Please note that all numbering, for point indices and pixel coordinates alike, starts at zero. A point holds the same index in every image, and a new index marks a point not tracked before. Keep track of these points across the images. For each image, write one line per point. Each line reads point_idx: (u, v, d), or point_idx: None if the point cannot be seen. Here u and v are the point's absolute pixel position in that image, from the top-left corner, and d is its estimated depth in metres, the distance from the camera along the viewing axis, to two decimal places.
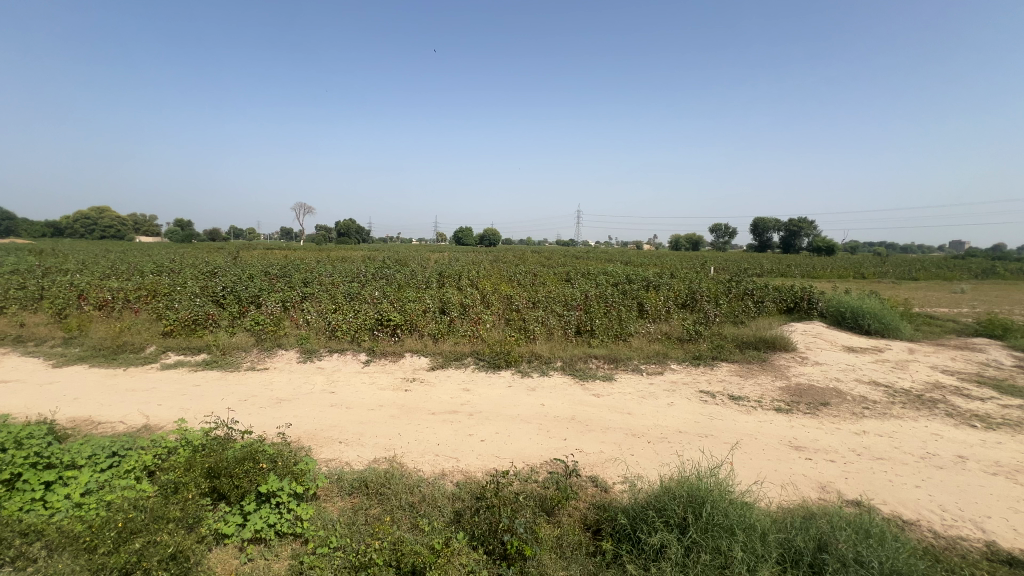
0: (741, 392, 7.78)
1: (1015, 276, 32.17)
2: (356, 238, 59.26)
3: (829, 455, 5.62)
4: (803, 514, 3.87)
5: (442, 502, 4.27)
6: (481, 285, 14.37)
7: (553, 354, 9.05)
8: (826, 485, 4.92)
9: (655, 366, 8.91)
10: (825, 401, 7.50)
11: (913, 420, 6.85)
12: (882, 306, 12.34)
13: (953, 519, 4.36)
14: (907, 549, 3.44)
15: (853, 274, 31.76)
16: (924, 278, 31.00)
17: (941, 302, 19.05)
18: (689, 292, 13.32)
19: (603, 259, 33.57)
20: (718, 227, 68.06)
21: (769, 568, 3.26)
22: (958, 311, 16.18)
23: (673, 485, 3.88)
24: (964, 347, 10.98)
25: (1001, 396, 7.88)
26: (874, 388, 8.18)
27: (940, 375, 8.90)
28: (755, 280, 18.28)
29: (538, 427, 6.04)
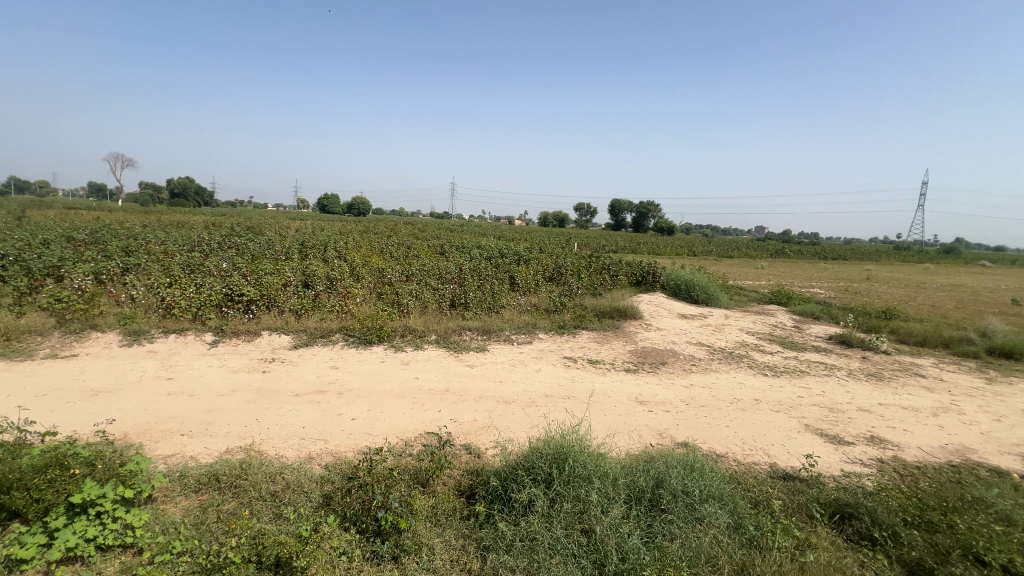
0: (598, 357, 8.66)
1: (797, 256, 40.68)
2: (195, 200, 50.95)
3: (665, 407, 6.60)
4: (645, 458, 4.51)
5: (308, 487, 4.03)
6: (350, 257, 13.53)
7: (427, 327, 9.00)
8: (663, 431, 5.79)
9: (525, 336, 9.43)
10: (664, 361, 8.75)
11: (726, 372, 8.37)
12: (707, 279, 14.64)
13: (750, 449, 5.48)
14: (719, 477, 4.25)
15: (687, 251, 36.98)
16: (737, 257, 37.48)
17: (746, 277, 23.28)
18: (556, 266, 14.21)
19: (477, 233, 33.97)
20: (582, 206, 73.38)
21: (619, 507, 3.75)
22: (758, 284, 19.96)
23: (541, 445, 4.20)
24: (761, 312, 13.67)
25: (784, 350, 10.03)
26: (699, 348, 9.77)
27: (745, 335, 10.98)
28: (611, 255, 20.24)
29: (412, 401, 6.01)
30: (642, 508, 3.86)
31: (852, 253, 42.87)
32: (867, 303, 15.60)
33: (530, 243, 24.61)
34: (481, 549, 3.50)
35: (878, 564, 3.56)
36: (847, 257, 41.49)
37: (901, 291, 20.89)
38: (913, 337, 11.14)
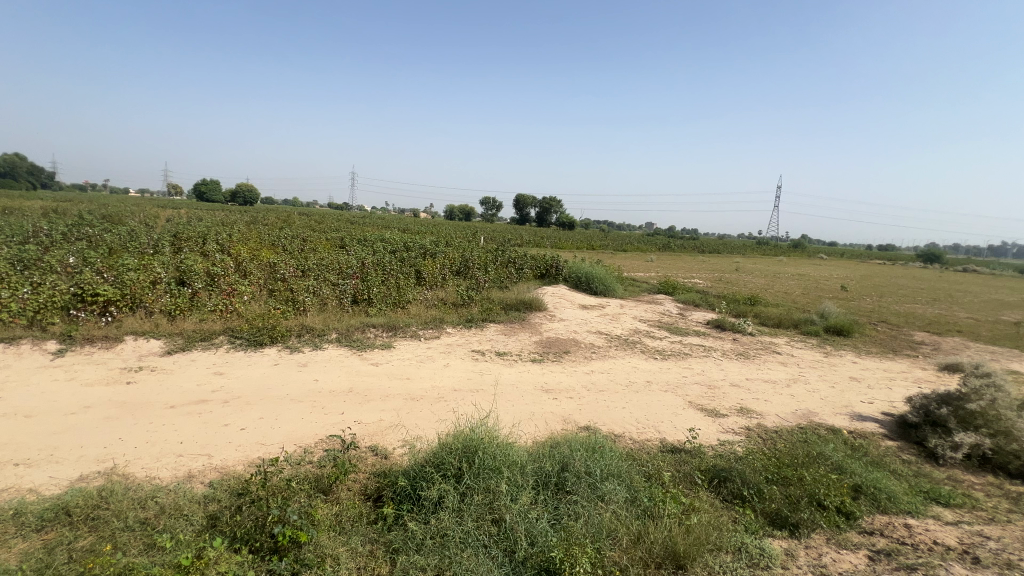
0: (506, 348, 8.83)
1: (680, 250, 45.00)
2: (28, 182, 42.46)
3: (568, 393, 6.93)
4: (550, 444, 4.70)
5: (189, 510, 3.59)
6: (235, 250, 12.22)
7: (327, 325, 8.47)
8: (567, 417, 6.08)
9: (432, 331, 9.29)
10: (567, 350, 9.17)
11: (622, 358, 9.02)
12: (605, 272, 15.63)
13: (644, 428, 5.98)
14: (617, 456, 4.57)
15: (586, 245, 39.08)
16: (630, 250, 40.44)
17: (638, 269, 25.25)
18: (463, 259, 14.18)
19: (380, 225, 32.65)
20: (487, 200, 73.97)
21: (527, 493, 3.87)
22: (648, 276, 21.76)
23: (450, 440, 4.19)
24: (651, 301, 14.92)
25: (671, 335, 11.06)
26: (598, 336, 10.40)
27: (638, 323, 11.92)
28: (517, 248, 20.68)
29: (311, 405, 5.62)
30: (548, 492, 4.02)
31: (724, 247, 48.52)
32: (736, 292, 17.78)
33: (436, 236, 24.26)
34: (390, 553, 3.40)
35: (747, 518, 4.10)
36: (721, 251, 46.85)
37: (762, 280, 24.14)
38: (771, 320, 12.95)
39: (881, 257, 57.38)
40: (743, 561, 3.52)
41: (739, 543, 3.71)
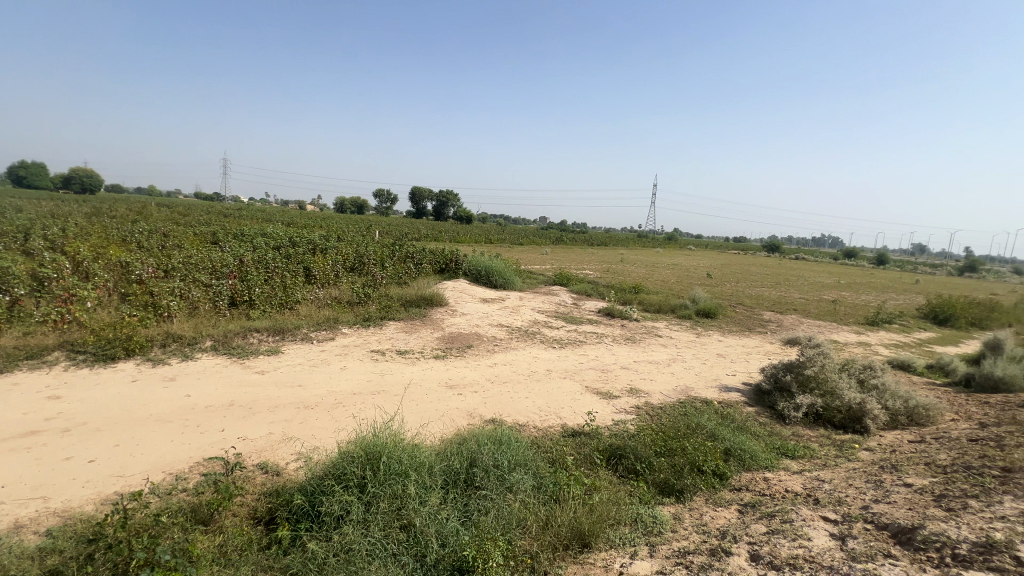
0: (407, 346, 8.57)
1: (572, 243, 47.50)
2: None
3: (473, 388, 6.94)
4: (457, 440, 4.66)
5: (19, 569, 2.92)
6: (71, 248, 10.20)
7: (199, 332, 7.48)
8: (472, 411, 6.08)
9: (326, 332, 8.68)
10: (469, 344, 9.18)
11: (523, 349, 9.27)
12: (504, 265, 15.89)
13: (546, 415, 6.21)
14: (523, 445, 4.68)
15: (484, 239, 39.43)
16: (527, 244, 41.71)
17: (535, 262, 26.10)
18: (357, 254, 13.43)
19: (259, 218, 29.61)
20: (381, 193, 71.05)
21: (437, 494, 3.79)
22: (544, 268, 22.62)
23: (351, 448, 3.95)
24: (548, 292, 15.55)
25: (567, 324, 11.63)
26: (500, 329, 10.56)
27: (537, 314, 12.33)
28: (414, 242, 20.13)
29: (182, 425, 4.92)
30: (458, 489, 3.99)
31: (611, 240, 52.23)
32: (623, 281, 19.26)
33: (324, 230, 22.66)
34: None
35: (641, 490, 4.46)
36: (608, 244, 50.34)
37: (644, 270, 26.41)
38: (653, 306, 14.25)
39: (737, 247, 66.16)
40: (639, 530, 3.82)
41: (635, 514, 4.03)
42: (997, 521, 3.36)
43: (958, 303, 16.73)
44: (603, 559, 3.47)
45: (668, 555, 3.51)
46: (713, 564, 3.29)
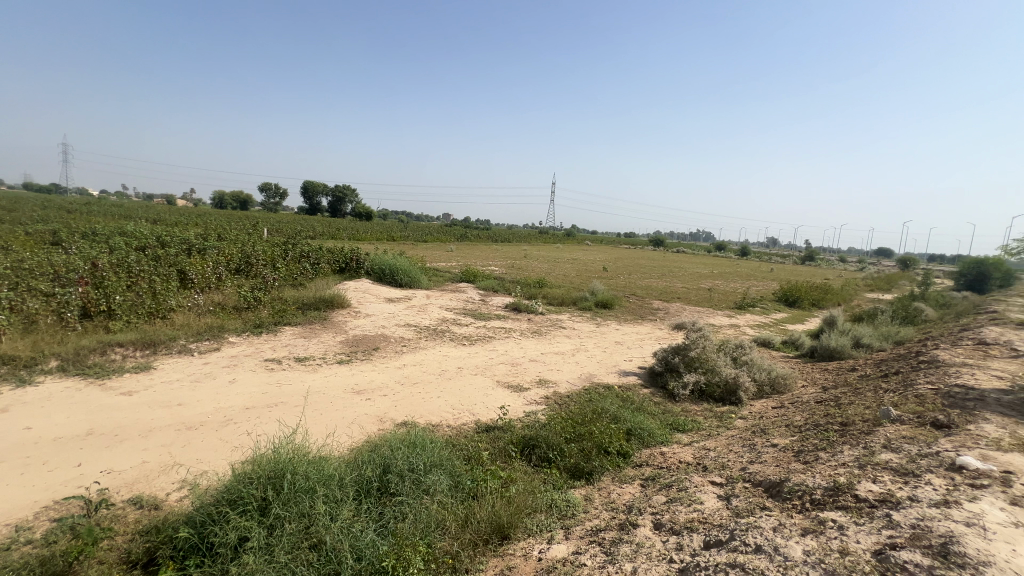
0: (306, 353, 7.98)
1: (477, 239, 47.77)
2: None
3: (381, 391, 6.68)
4: (367, 448, 4.45)
5: None
6: None
7: (41, 351, 6.26)
8: (382, 416, 5.85)
9: (209, 342, 7.77)
10: (376, 346, 8.81)
11: (432, 348, 9.13)
12: (408, 263, 15.46)
13: (459, 413, 6.18)
14: (438, 445, 4.60)
15: (386, 236, 38.02)
16: (431, 241, 41.09)
17: (439, 259, 25.76)
18: (243, 255, 12.17)
19: (114, 214, 25.47)
20: (268, 187, 65.19)
21: (349, 507, 3.58)
22: (450, 265, 22.43)
23: (246, 470, 3.57)
24: (455, 290, 15.47)
25: (476, 321, 11.66)
26: (407, 328, 10.29)
27: (445, 312, 12.21)
28: (309, 241, 18.76)
29: (23, 464, 4.09)
30: (371, 499, 3.81)
31: (515, 236, 53.38)
32: (527, 276, 19.81)
33: (200, 228, 20.17)
34: None
35: (554, 476, 4.64)
36: (512, 240, 51.41)
37: (546, 265, 27.39)
38: (557, 299, 14.85)
39: (629, 242, 71.41)
40: (554, 515, 3.98)
41: (550, 500, 4.18)
42: (840, 468, 4.04)
43: (803, 287, 19.76)
44: (523, 548, 3.55)
45: (582, 534, 3.70)
46: (622, 537, 3.53)
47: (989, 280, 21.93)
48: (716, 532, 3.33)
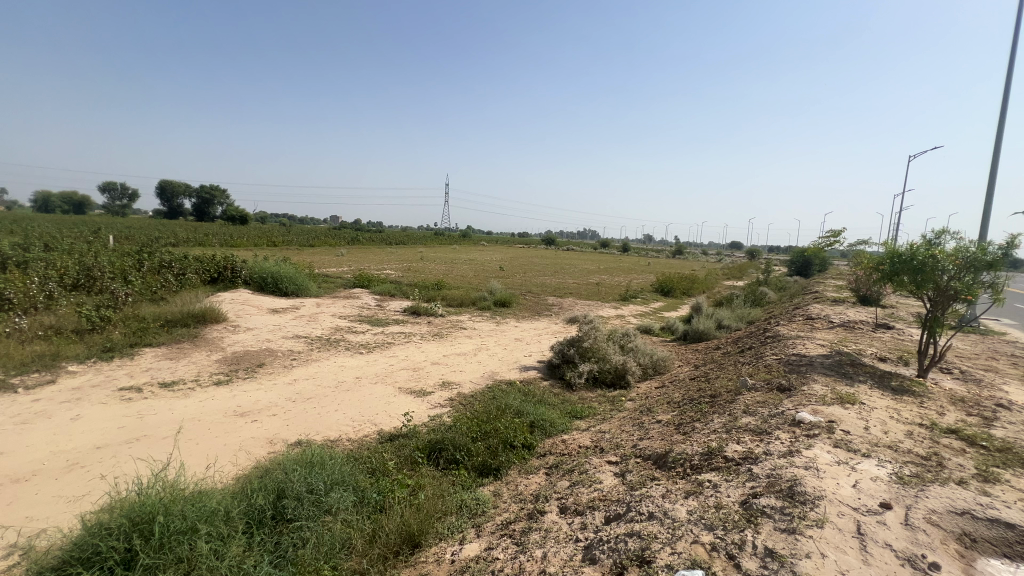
0: (174, 376, 7.01)
1: (370, 242, 45.78)
2: None
3: (269, 411, 6.11)
4: (257, 475, 4.04)
5: None
6: None
7: None
8: (273, 438, 5.37)
9: (41, 375, 6.46)
10: (260, 362, 8.03)
11: (326, 359, 8.58)
12: (294, 270, 14.32)
13: (360, 425, 5.90)
14: (338, 462, 4.34)
15: (266, 241, 34.76)
16: (318, 245, 38.44)
17: (329, 264, 24.19)
18: (82, 267, 10.28)
19: None
20: (112, 187, 55.77)
21: (239, 541, 3.23)
22: (342, 271, 21.21)
23: (102, 520, 3.04)
24: (349, 296, 14.69)
25: (373, 328, 11.19)
26: (297, 340, 9.53)
27: (338, 320, 11.53)
28: (170, 249, 16.43)
29: None
30: (264, 530, 3.47)
31: (410, 238, 52.15)
32: (425, 279, 19.49)
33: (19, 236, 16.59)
34: None
35: (462, 477, 4.65)
36: (407, 242, 50.18)
37: (444, 267, 27.19)
38: (456, 301, 14.83)
39: (523, 241, 73.72)
40: (465, 516, 3.99)
41: (460, 501, 4.19)
42: (712, 434, 4.62)
43: (676, 279, 22.08)
44: (434, 554, 3.51)
45: (493, 530, 3.77)
46: (531, 526, 3.66)
47: (813, 266, 26.50)
48: (615, 507, 3.61)
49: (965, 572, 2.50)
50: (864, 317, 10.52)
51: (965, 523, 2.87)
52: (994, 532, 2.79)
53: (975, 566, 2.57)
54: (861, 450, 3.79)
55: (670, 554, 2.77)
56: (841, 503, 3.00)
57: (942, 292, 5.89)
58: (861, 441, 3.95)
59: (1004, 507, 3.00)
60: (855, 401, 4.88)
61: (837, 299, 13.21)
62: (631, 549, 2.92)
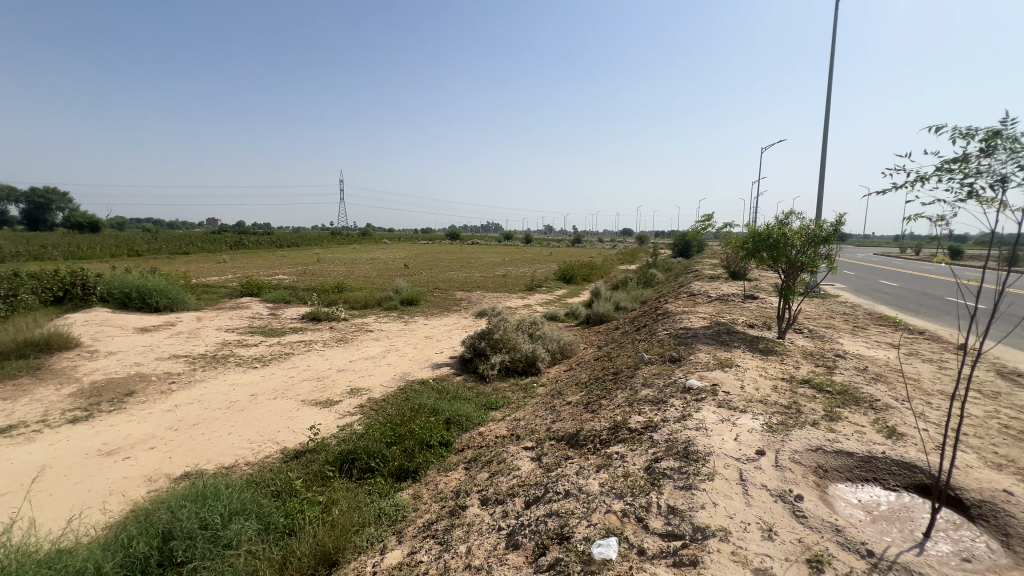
0: (12, 419, 5.82)
1: (256, 246, 41.80)
2: None
3: (144, 445, 5.35)
4: (134, 520, 3.51)
5: None
6: None
7: None
8: (152, 475, 4.71)
9: None
10: (129, 390, 6.97)
11: (213, 378, 7.69)
12: (166, 282, 12.60)
13: (259, 446, 5.40)
14: (235, 489, 3.93)
15: (126, 250, 30.09)
16: (193, 252, 34.13)
17: (209, 273, 21.65)
18: None
19: None
20: None
21: None
22: (225, 279, 19.16)
23: None
24: (236, 307, 13.30)
25: (267, 339, 10.26)
26: (174, 361, 8.42)
27: (225, 334, 10.39)
28: None
29: None
30: None
31: (303, 240, 48.50)
32: (323, 282, 18.29)
33: None
34: None
35: (379, 484, 4.48)
36: (300, 244, 46.66)
37: (343, 267, 25.74)
38: (359, 303, 14.15)
39: (426, 237, 72.32)
40: (384, 525, 3.86)
41: (378, 510, 4.04)
42: (617, 409, 4.97)
43: (576, 266, 23.18)
44: (354, 569, 3.35)
45: (416, 533, 3.69)
46: (454, 523, 3.65)
47: (692, 248, 29.40)
48: (534, 491, 3.73)
49: (821, 498, 2.98)
50: (735, 290, 11.95)
51: (819, 458, 3.42)
52: (839, 462, 3.37)
53: (828, 492, 3.08)
54: (739, 407, 4.33)
55: (586, 527, 2.93)
56: (726, 456, 3.40)
57: (792, 264, 6.90)
58: (738, 399, 4.51)
59: (845, 439, 3.62)
60: (731, 364, 5.55)
61: (713, 276, 14.83)
62: (550, 528, 3.04)
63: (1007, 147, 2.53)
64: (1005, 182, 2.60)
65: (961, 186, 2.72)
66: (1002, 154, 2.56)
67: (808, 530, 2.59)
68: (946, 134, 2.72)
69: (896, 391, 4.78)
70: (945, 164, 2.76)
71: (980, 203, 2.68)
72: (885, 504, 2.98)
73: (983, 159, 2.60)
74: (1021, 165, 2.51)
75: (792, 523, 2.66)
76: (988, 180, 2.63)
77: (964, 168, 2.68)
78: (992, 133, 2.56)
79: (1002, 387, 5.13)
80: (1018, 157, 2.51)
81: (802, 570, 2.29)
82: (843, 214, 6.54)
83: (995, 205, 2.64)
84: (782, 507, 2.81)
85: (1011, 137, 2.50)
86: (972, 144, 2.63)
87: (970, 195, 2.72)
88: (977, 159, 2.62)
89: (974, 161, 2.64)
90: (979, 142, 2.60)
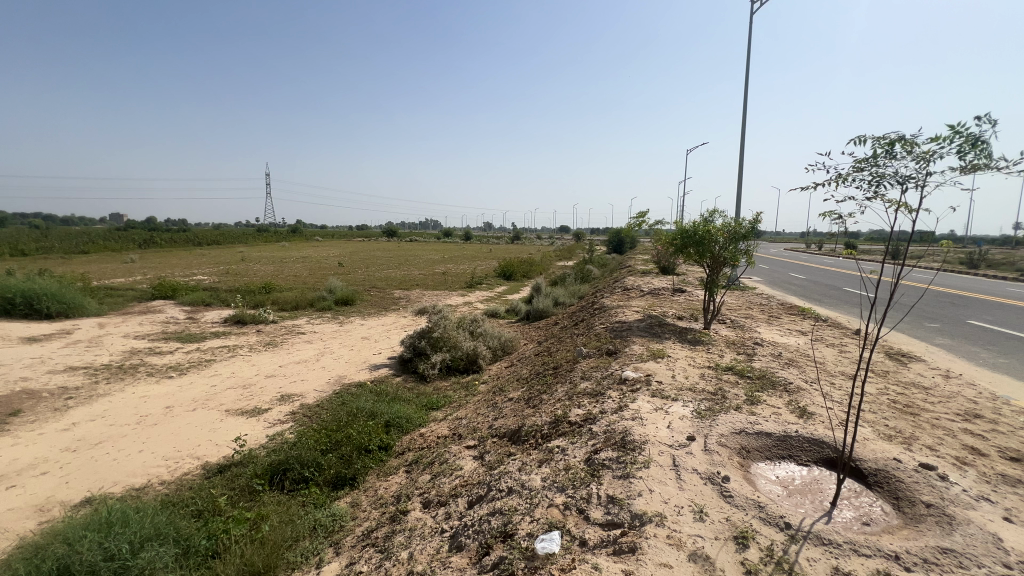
0: None
1: (169, 244, 38.15)
2: None
3: (34, 470, 4.72)
4: (23, 558, 3.08)
5: None
6: None
7: None
8: (45, 504, 4.17)
9: None
10: (14, 409, 6.12)
11: (120, 391, 6.95)
12: (60, 284, 11.19)
13: (175, 463, 4.95)
14: (147, 513, 3.57)
15: (7, 249, 26.36)
16: (93, 252, 30.57)
17: (114, 274, 19.44)
18: None
19: None
20: None
21: None
22: (133, 281, 17.37)
23: None
24: (146, 311, 12.09)
25: (184, 345, 9.42)
26: (71, 374, 7.49)
27: (133, 342, 9.42)
28: None
29: None
30: None
31: (224, 236, 44.97)
32: (248, 282, 17.11)
33: None
34: None
35: (314, 495, 4.26)
36: (222, 242, 43.32)
37: (270, 266, 24.14)
38: (289, 304, 13.37)
39: (362, 234, 69.62)
40: (320, 536, 3.69)
41: (313, 522, 3.85)
42: (557, 403, 5.07)
43: (516, 262, 23.31)
44: None
45: (355, 543, 3.55)
46: (395, 528, 3.56)
47: (626, 244, 30.64)
48: (477, 490, 3.71)
49: (745, 477, 3.22)
50: (665, 284, 12.57)
51: (742, 439, 3.69)
52: (759, 442, 3.66)
53: (751, 471, 3.34)
54: (671, 395, 4.57)
55: (529, 522, 2.96)
56: (660, 443, 3.57)
57: (716, 259, 7.36)
58: (670, 388, 4.76)
59: (764, 421, 3.93)
60: (663, 355, 5.84)
61: (645, 271, 15.53)
62: (493, 527, 3.04)
63: (912, 152, 2.84)
64: (905, 185, 2.93)
65: (871, 186, 3.02)
66: (906, 159, 2.87)
67: (734, 509, 2.78)
68: (862, 138, 3.00)
69: (805, 374, 5.28)
70: (859, 165, 3.05)
71: (884, 202, 3.00)
72: (799, 478, 3.28)
73: (890, 161, 2.91)
74: (920, 169, 2.83)
75: (721, 503, 2.85)
76: (893, 181, 2.94)
77: (874, 169, 2.98)
78: (900, 139, 2.87)
79: (890, 366, 5.80)
80: (920, 162, 2.83)
81: (730, 547, 2.45)
82: (760, 213, 7.07)
83: (896, 204, 2.96)
84: (712, 489, 3.00)
85: (915, 143, 2.81)
86: (883, 148, 2.92)
87: (876, 194, 3.02)
88: (886, 161, 2.92)
89: (882, 163, 2.94)
90: (889, 145, 2.89)
